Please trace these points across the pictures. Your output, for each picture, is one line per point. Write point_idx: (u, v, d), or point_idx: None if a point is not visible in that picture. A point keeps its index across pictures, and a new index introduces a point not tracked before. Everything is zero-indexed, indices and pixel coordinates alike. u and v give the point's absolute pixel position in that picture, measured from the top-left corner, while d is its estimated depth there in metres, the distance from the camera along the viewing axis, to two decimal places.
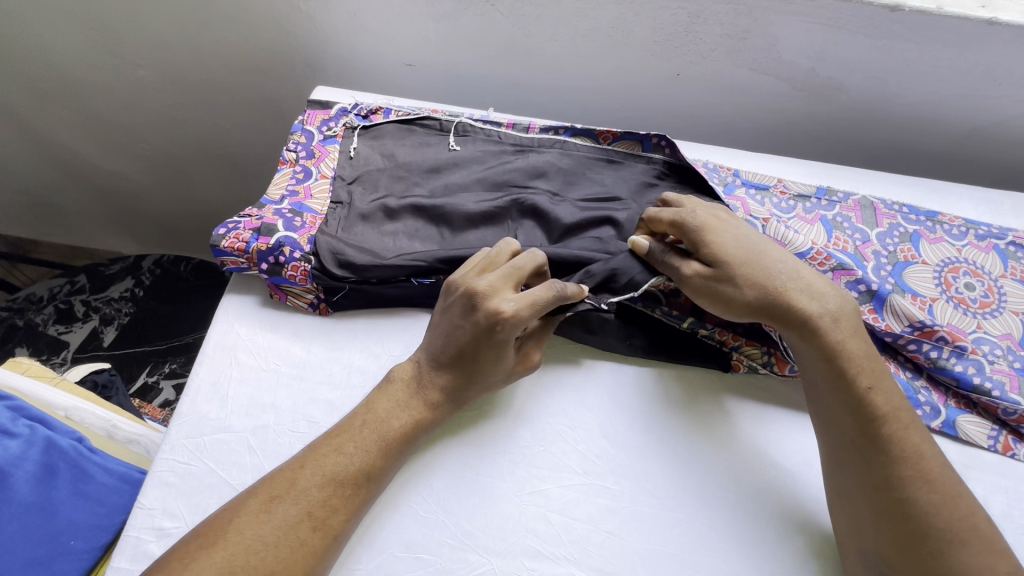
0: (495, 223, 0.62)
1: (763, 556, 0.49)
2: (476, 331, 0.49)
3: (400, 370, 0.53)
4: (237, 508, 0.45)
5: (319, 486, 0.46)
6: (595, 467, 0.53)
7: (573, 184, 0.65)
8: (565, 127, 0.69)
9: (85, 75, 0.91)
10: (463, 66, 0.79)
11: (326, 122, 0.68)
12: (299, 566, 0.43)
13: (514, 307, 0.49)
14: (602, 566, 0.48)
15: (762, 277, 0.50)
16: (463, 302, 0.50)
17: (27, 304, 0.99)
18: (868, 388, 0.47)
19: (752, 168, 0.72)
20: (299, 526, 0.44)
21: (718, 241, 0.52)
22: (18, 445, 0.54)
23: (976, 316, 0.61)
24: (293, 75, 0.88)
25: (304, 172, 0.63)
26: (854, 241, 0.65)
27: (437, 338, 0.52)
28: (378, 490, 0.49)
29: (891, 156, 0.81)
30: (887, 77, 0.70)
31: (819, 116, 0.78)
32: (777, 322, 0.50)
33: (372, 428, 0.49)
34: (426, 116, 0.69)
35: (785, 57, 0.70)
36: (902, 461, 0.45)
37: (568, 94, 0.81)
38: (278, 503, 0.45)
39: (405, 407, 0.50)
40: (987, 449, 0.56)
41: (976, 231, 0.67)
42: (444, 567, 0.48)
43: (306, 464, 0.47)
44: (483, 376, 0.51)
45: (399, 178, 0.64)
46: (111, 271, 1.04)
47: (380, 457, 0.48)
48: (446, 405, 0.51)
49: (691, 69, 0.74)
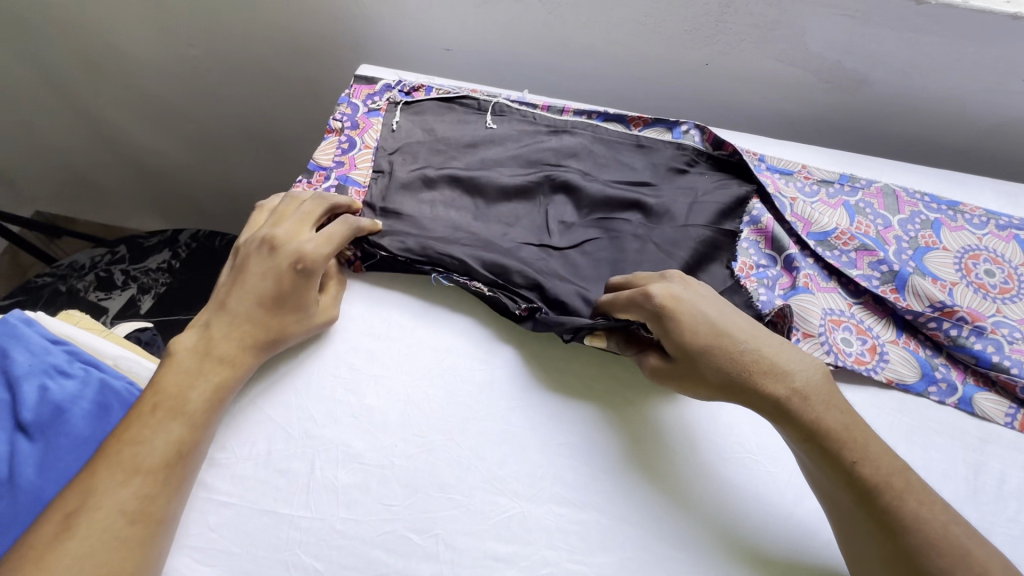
0: (527, 197, 0.65)
1: (784, 511, 0.51)
2: (277, 270, 0.51)
3: (184, 342, 0.50)
4: (33, 540, 0.40)
5: (117, 482, 0.43)
6: (624, 424, 0.54)
7: (603, 166, 0.68)
8: (597, 113, 0.73)
9: (137, 53, 0.96)
10: (499, 52, 0.83)
11: (370, 96, 0.71)
12: (123, 563, 0.41)
13: (314, 245, 0.52)
14: (626, 514, 0.50)
15: (726, 362, 0.48)
16: (264, 249, 0.52)
17: (70, 271, 1.04)
18: (856, 463, 0.45)
19: (777, 154, 0.74)
20: (113, 525, 0.41)
21: (680, 327, 0.49)
22: (75, 385, 0.58)
23: (996, 301, 0.63)
24: (336, 58, 0.92)
25: (348, 142, 0.67)
26: (876, 225, 0.67)
27: (237, 290, 0.52)
28: (192, 467, 0.46)
29: (911, 147, 0.83)
30: (911, 72, 0.73)
31: (842, 108, 0.80)
32: (741, 401, 0.49)
33: (169, 407, 0.46)
34: (465, 95, 0.72)
35: (811, 48, 0.73)
36: (908, 531, 0.43)
37: (599, 81, 0.84)
38: (75, 518, 0.41)
39: (199, 375, 0.48)
40: (1004, 426, 0.57)
41: (996, 221, 0.69)
42: (475, 508, 0.48)
43: (98, 469, 0.43)
44: (289, 322, 0.52)
45: (438, 152, 0.67)
46: (150, 243, 1.08)
47: (188, 432, 0.46)
48: (251, 361, 0.51)
49: (720, 59, 0.77)
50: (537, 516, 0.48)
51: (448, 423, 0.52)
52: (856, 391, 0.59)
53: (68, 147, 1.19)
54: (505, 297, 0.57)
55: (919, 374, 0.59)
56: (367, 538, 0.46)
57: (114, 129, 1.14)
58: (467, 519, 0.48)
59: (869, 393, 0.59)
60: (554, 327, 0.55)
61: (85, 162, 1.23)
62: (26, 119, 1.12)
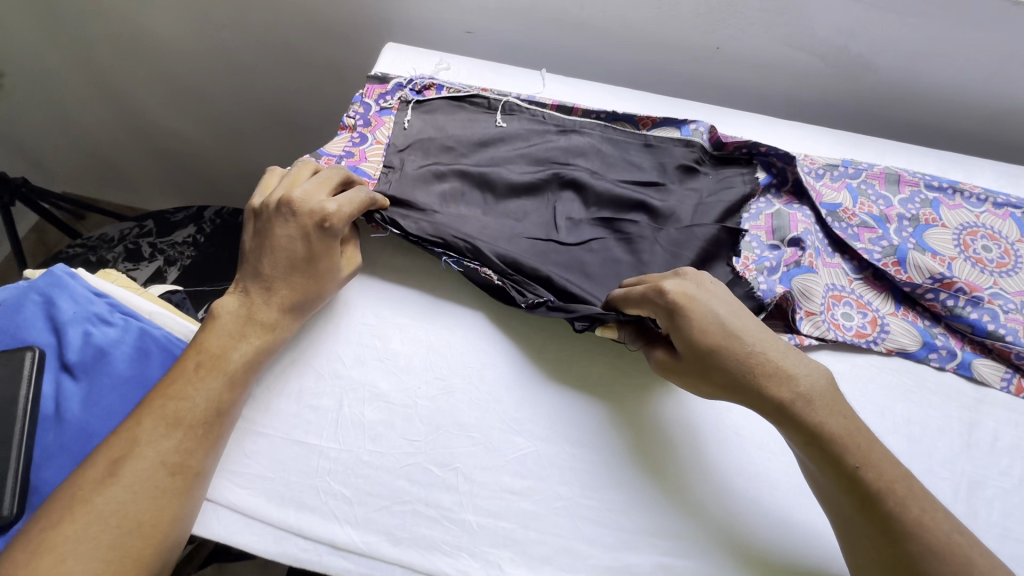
0: (537, 194, 0.65)
1: (788, 458, 0.53)
2: (302, 231, 0.52)
3: (226, 305, 0.52)
4: (84, 482, 0.42)
5: (161, 435, 0.45)
6: (636, 374, 0.57)
7: (610, 167, 0.69)
8: (607, 113, 0.72)
9: (169, 34, 1.00)
10: (519, 34, 0.87)
11: (383, 95, 0.71)
12: (164, 511, 0.43)
13: (336, 206, 0.52)
14: (636, 457, 0.52)
15: (734, 362, 0.48)
16: (284, 211, 0.52)
17: (100, 243, 1.08)
18: (858, 467, 0.45)
19: (782, 134, 0.78)
20: (155, 476, 0.44)
21: (692, 326, 0.49)
22: (117, 332, 0.62)
23: (993, 274, 0.65)
24: (361, 40, 0.96)
25: (360, 137, 0.67)
26: (878, 206, 0.69)
27: (263, 254, 0.52)
28: (229, 424, 0.49)
29: (915, 132, 0.86)
30: (915, 57, 0.76)
31: (848, 93, 0.83)
32: (744, 402, 0.49)
33: (212, 367, 0.49)
34: (475, 94, 0.72)
35: (819, 33, 0.76)
36: (910, 537, 0.43)
37: (614, 64, 0.88)
38: (122, 464, 0.43)
39: (241, 338, 0.50)
40: (999, 389, 0.60)
41: (994, 199, 0.71)
42: (493, 445, 0.51)
43: (145, 419, 0.45)
44: (318, 280, 0.53)
45: (448, 148, 0.67)
46: (176, 218, 1.12)
47: (228, 391, 0.49)
48: (289, 323, 0.53)
49: (731, 43, 0.80)
50: (551, 455, 0.52)
51: (468, 369, 0.55)
52: (856, 353, 0.61)
53: (98, 128, 1.24)
54: (515, 289, 0.57)
55: (920, 343, 0.61)
56: (391, 469, 0.49)
57: (142, 110, 1.18)
58: (485, 455, 0.51)
59: (870, 355, 0.61)
60: (565, 315, 0.55)
61: (112, 141, 1.27)
62: (60, 98, 1.17)
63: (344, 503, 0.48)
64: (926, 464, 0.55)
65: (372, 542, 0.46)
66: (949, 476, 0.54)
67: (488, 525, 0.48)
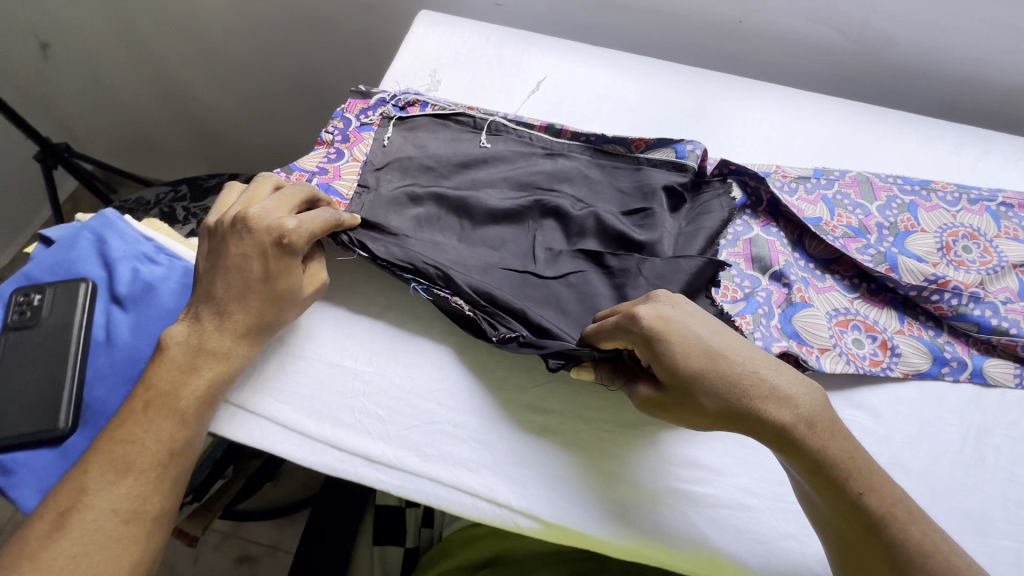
0: (517, 221, 0.61)
1: None
2: (257, 249, 0.49)
3: (175, 336, 0.49)
4: (33, 540, 0.43)
5: (110, 486, 0.45)
6: None
7: (597, 194, 0.65)
8: (596, 136, 0.68)
9: (208, 5, 1.05)
10: (544, 6, 0.89)
11: (364, 110, 0.66)
12: (121, 557, 0.44)
13: (294, 224, 0.49)
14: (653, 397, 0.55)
15: (723, 387, 0.45)
16: (239, 229, 0.50)
17: (138, 206, 1.14)
18: (861, 494, 0.43)
19: (800, 105, 0.80)
20: (108, 526, 0.44)
21: (673, 351, 0.45)
22: (162, 270, 0.65)
23: (980, 273, 0.64)
24: (392, 10, 0.99)
25: (336, 153, 0.62)
26: (856, 216, 0.67)
27: (216, 275, 0.49)
28: (188, 461, 0.49)
29: (934, 106, 0.88)
30: (936, 32, 0.78)
31: (868, 68, 0.85)
32: (741, 430, 0.46)
33: (159, 408, 0.47)
34: (461, 112, 0.68)
35: (842, 6, 0.77)
36: (910, 564, 0.41)
37: (636, 38, 0.90)
38: (72, 518, 0.44)
39: (190, 374, 0.48)
40: (1014, 387, 0.62)
41: (968, 195, 0.70)
42: (518, 376, 0.55)
43: (91, 468, 0.45)
44: (275, 301, 0.50)
45: (427, 169, 0.63)
46: (210, 184, 1.17)
47: (181, 431, 0.48)
48: (247, 350, 0.51)
49: (754, 17, 0.82)
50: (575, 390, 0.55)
51: None
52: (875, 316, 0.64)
53: (133, 99, 1.28)
54: (486, 322, 0.54)
55: (931, 360, 0.61)
56: (420, 393, 0.53)
57: (178, 82, 1.23)
58: (511, 383, 0.54)
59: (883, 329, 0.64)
60: (537, 353, 0.52)
61: (146, 113, 1.32)
62: (100, 69, 1.21)
63: (377, 421, 0.51)
64: (936, 411, 0.59)
65: (403, 457, 0.50)
66: (959, 423, 0.59)
67: (516, 445, 0.51)
